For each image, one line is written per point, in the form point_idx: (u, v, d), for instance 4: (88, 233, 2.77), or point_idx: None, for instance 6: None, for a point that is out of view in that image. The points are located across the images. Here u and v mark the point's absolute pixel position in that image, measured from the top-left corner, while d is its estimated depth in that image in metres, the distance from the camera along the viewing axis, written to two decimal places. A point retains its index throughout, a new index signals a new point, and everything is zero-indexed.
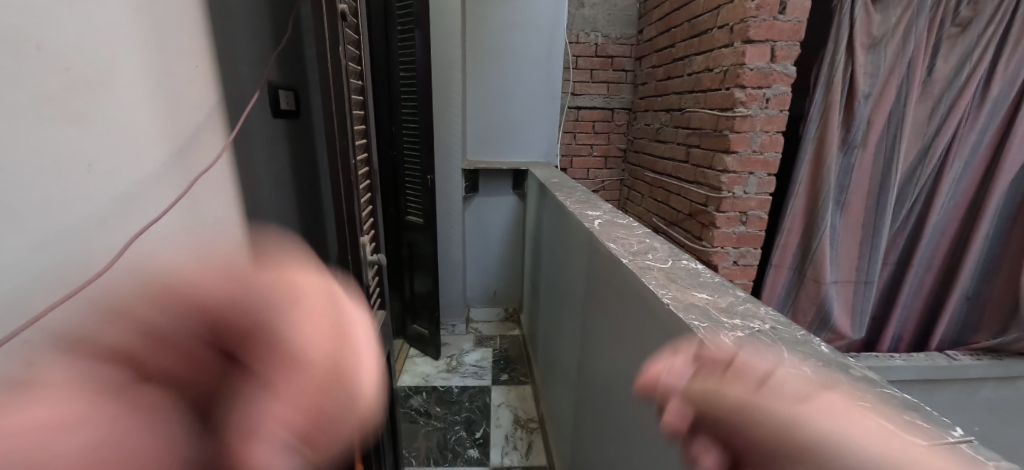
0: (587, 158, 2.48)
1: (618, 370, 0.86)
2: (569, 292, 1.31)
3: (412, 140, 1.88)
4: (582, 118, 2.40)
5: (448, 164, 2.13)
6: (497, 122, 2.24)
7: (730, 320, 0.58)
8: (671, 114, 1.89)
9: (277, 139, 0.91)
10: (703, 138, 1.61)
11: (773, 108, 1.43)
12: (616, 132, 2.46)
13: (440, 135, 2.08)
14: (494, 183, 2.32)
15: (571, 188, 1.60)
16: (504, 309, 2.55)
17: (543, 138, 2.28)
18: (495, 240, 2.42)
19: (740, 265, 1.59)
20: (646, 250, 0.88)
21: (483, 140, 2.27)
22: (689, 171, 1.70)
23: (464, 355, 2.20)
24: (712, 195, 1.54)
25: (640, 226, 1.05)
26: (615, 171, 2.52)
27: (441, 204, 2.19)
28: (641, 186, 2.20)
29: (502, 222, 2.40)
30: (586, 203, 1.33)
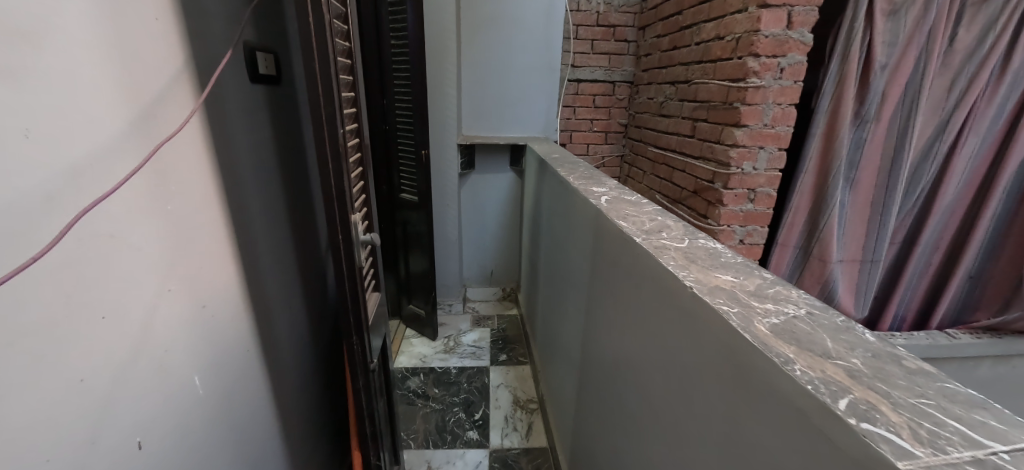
0: (587, 133, 2.39)
1: (626, 352, 0.82)
2: (571, 270, 1.26)
3: (406, 114, 1.79)
4: (582, 91, 2.30)
5: (443, 139, 2.03)
6: (494, 95, 2.14)
7: (761, 305, 0.53)
8: (677, 86, 1.81)
9: (255, 107, 0.82)
10: (711, 111, 1.53)
11: (786, 79, 1.36)
12: (617, 106, 2.37)
13: (434, 109, 1.98)
14: (491, 159, 2.24)
15: (573, 164, 1.53)
16: (501, 289, 2.51)
17: (542, 112, 2.19)
18: (492, 218, 2.36)
19: (746, 244, 1.54)
20: (659, 228, 0.82)
21: (479, 114, 2.17)
22: (695, 146, 1.63)
23: (462, 336, 2.17)
24: (720, 172, 1.48)
25: (650, 204, 0.99)
26: (615, 147, 2.44)
27: (435, 181, 2.11)
28: (643, 162, 2.13)
29: (499, 200, 2.32)
30: (590, 179, 1.27)
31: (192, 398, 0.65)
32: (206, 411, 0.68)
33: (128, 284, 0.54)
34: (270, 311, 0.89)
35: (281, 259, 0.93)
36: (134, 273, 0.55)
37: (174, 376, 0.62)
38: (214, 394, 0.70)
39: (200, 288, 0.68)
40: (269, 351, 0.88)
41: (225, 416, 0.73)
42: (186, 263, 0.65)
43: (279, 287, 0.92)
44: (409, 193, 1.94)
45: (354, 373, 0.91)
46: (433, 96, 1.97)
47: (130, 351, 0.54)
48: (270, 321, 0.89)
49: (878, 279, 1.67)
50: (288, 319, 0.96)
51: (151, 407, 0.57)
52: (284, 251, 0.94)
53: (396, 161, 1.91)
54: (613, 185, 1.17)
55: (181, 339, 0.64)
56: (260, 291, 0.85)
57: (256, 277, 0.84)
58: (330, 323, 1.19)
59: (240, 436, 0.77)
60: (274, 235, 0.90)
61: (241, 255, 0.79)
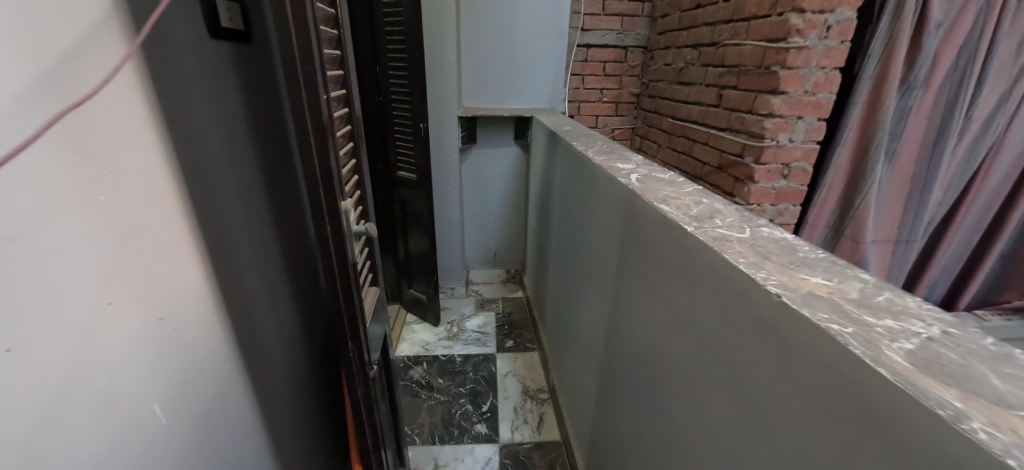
0: (596, 104, 2.20)
1: (670, 357, 0.70)
2: (592, 255, 1.14)
3: (401, 82, 1.61)
4: (592, 58, 2.11)
5: (443, 112, 1.87)
6: (497, 62, 1.97)
7: (878, 321, 0.40)
8: (700, 50, 1.64)
9: (218, 69, 0.67)
10: (742, 76, 1.38)
11: (832, 38, 1.20)
12: (629, 75, 2.19)
13: (431, 77, 1.80)
14: (494, 133, 2.07)
15: (589, 137, 1.38)
16: (505, 271, 2.38)
17: (549, 81, 2.03)
18: (495, 197, 2.21)
19: (777, 224, 1.41)
20: (710, 214, 0.68)
21: (481, 84, 2.00)
22: (721, 117, 1.48)
23: (466, 321, 2.06)
24: (751, 144, 1.34)
25: (688, 183, 0.85)
26: (627, 119, 2.26)
27: (434, 157, 1.95)
28: (659, 136, 1.97)
29: (503, 177, 2.18)
30: (611, 154, 1.13)
31: (151, 434, 0.53)
32: (171, 444, 0.57)
33: (46, 304, 0.41)
34: (250, 314, 0.76)
35: (261, 252, 0.80)
36: (57, 287, 0.42)
37: (124, 411, 0.50)
38: (181, 423, 0.59)
39: (152, 297, 0.55)
40: (251, 359, 0.76)
41: (196, 445, 0.61)
42: (132, 269, 0.52)
43: (260, 285, 0.79)
44: (406, 171, 1.79)
45: (351, 383, 0.79)
46: (430, 63, 1.78)
47: (56, 388, 0.42)
48: (251, 325, 0.76)
49: (912, 259, 1.56)
50: (273, 319, 0.84)
51: (93, 455, 0.45)
52: (265, 242, 0.81)
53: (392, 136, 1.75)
54: (641, 161, 1.04)
55: (133, 362, 0.51)
56: (236, 292, 0.72)
57: (230, 275, 0.71)
58: (324, 319, 1.07)
59: (217, 463, 0.66)
60: (251, 225, 0.76)
61: (209, 250, 0.66)
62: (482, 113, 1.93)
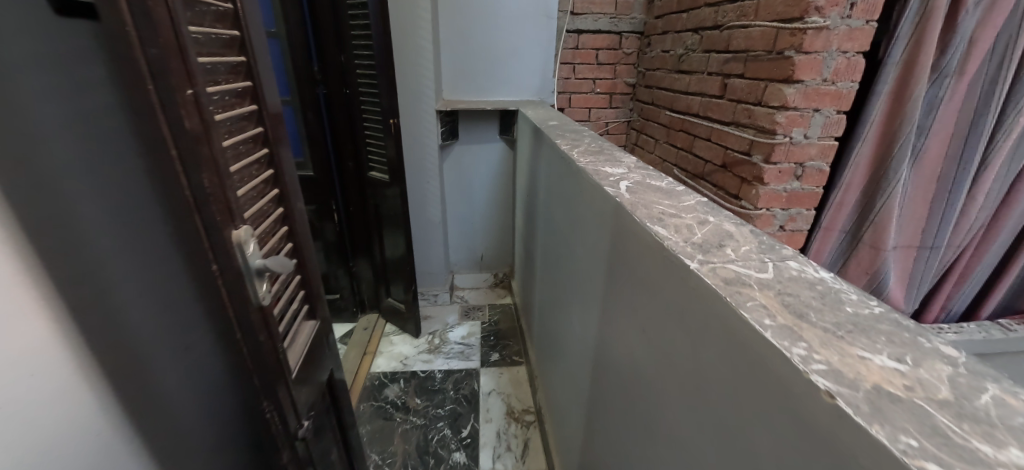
0: (588, 96, 2.02)
1: (665, 421, 0.55)
2: (578, 273, 0.99)
3: (368, 73, 1.44)
4: (584, 45, 1.93)
5: (419, 105, 1.70)
6: (480, 50, 1.80)
7: (996, 453, 0.26)
8: (702, 34, 1.46)
9: (69, 55, 0.51)
10: (750, 63, 1.21)
11: (856, 17, 1.04)
12: (623, 63, 1.99)
13: (405, 67, 1.63)
14: (477, 127, 1.90)
15: (577, 132, 1.22)
16: (493, 275, 2.23)
17: (536, 70, 1.86)
18: (480, 196, 2.05)
19: (787, 230, 1.25)
20: (718, 240, 0.53)
21: (462, 74, 1.83)
22: (726, 109, 1.32)
23: (449, 331, 1.91)
24: (759, 141, 1.17)
25: (690, 195, 0.69)
26: (621, 111, 2.07)
27: (411, 154, 1.79)
28: (656, 130, 1.80)
29: (488, 176, 2.01)
30: (599, 154, 0.97)
31: None
32: None
33: None
34: (144, 364, 0.61)
35: (157, 285, 0.64)
36: None
37: None
38: None
39: None
40: (142, 422, 0.61)
41: None
42: None
43: (157, 327, 0.64)
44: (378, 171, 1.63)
45: (274, 446, 0.64)
46: (403, 51, 1.61)
47: None
48: (141, 379, 0.61)
49: (935, 267, 1.41)
50: (180, 366, 0.68)
51: None
52: (164, 272, 0.65)
53: (362, 132, 1.59)
54: (633, 165, 0.88)
55: None
56: (114, 342, 0.57)
57: (101, 322, 0.55)
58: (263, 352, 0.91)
59: None
60: (137, 253, 0.61)
61: (60, 295, 0.50)
62: (463, 106, 1.76)
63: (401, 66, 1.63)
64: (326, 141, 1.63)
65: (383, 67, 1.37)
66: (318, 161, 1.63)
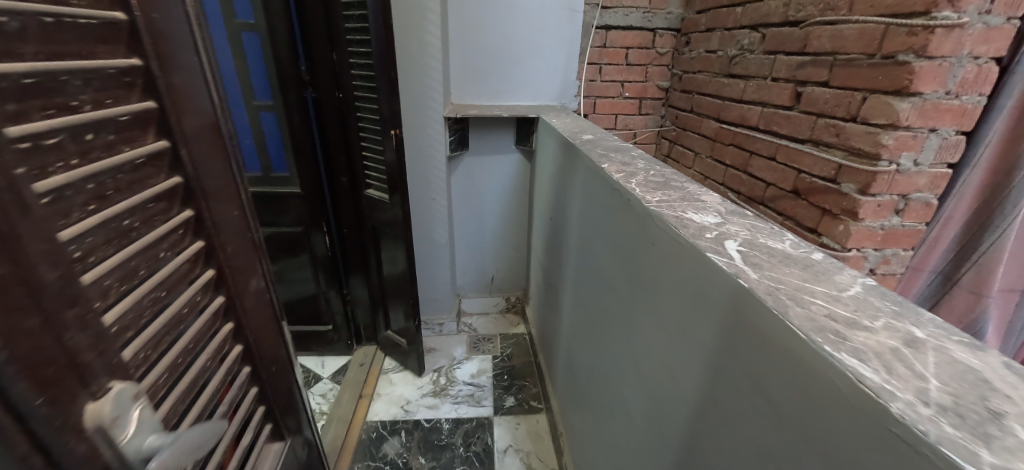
0: (614, 101, 1.76)
1: None
2: (631, 335, 0.75)
3: (365, 74, 1.20)
4: (612, 43, 1.67)
5: (425, 112, 1.45)
6: (494, 48, 1.56)
7: None
8: (764, 32, 1.22)
9: None
10: (838, 68, 0.97)
11: (996, 13, 0.80)
12: (656, 64, 1.74)
13: (408, 67, 1.39)
14: (489, 136, 1.65)
15: (623, 151, 0.98)
16: (504, 300, 1.98)
17: (558, 72, 1.62)
18: (491, 213, 1.81)
19: (878, 275, 1.01)
20: (982, 402, 0.30)
21: (474, 75, 1.59)
22: (800, 123, 1.08)
23: (456, 369, 1.67)
24: (852, 166, 0.94)
25: (847, 274, 0.46)
26: (652, 119, 1.81)
27: (414, 168, 1.54)
28: (696, 142, 1.55)
29: (501, 190, 1.77)
30: (668, 190, 0.73)
31: None
32: None
33: None
34: None
35: None
36: None
37: None
38: None
39: None
40: None
41: None
42: None
43: None
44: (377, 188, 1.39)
45: None
46: (406, 48, 1.36)
47: None
48: None
49: None
50: None
51: None
52: None
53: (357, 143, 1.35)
54: (724, 211, 0.63)
55: None
56: None
57: None
58: None
59: None
60: None
61: None
62: (474, 113, 1.52)
63: (403, 66, 1.38)
64: (315, 153, 1.39)
65: (382, 66, 1.13)
66: (306, 176, 1.39)
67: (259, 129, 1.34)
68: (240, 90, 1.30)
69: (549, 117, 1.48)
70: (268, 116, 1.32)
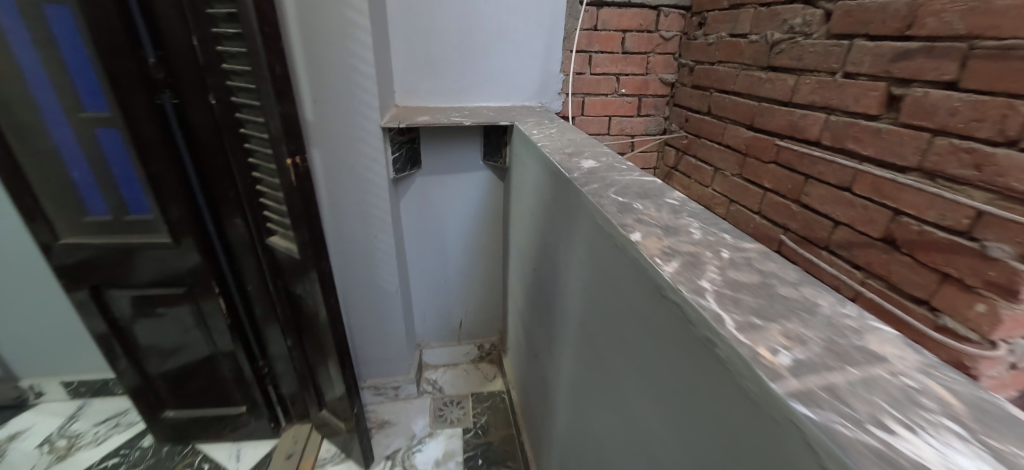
0: (607, 99, 1.38)
1: None
2: None
3: (243, 70, 0.77)
4: (605, 24, 1.28)
5: (354, 121, 1.04)
6: (446, 31, 1.18)
7: None
8: (829, 7, 0.86)
9: None
10: (978, 61, 0.63)
11: None
12: (660, 52, 1.35)
13: (321, 58, 0.96)
14: (447, 149, 1.24)
15: (651, 200, 0.61)
16: (477, 348, 1.60)
17: (537, 62, 1.26)
18: (455, 247, 1.41)
19: (1018, 370, 0.69)
20: None
21: (423, 68, 1.21)
22: (901, 143, 0.74)
23: (415, 453, 1.29)
24: (1010, 218, 0.60)
25: None
26: (653, 121, 1.43)
27: (344, 197, 1.12)
28: (717, 154, 1.20)
29: (466, 218, 1.36)
30: (787, 322, 0.36)
31: None
32: None
33: None
34: None
35: None
36: None
37: None
38: None
39: None
40: None
41: None
42: None
43: None
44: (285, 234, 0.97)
45: None
46: (315, 29, 0.93)
47: None
48: None
49: None
50: None
51: None
52: None
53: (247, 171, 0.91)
54: (970, 419, 0.27)
55: None
56: None
57: None
58: None
59: None
60: None
61: None
62: (424, 122, 1.10)
63: (312, 55, 0.95)
64: (190, 185, 0.95)
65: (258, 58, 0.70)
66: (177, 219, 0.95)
67: (98, 153, 0.90)
68: (60, 95, 0.85)
69: (527, 126, 1.07)
70: (109, 135, 0.88)
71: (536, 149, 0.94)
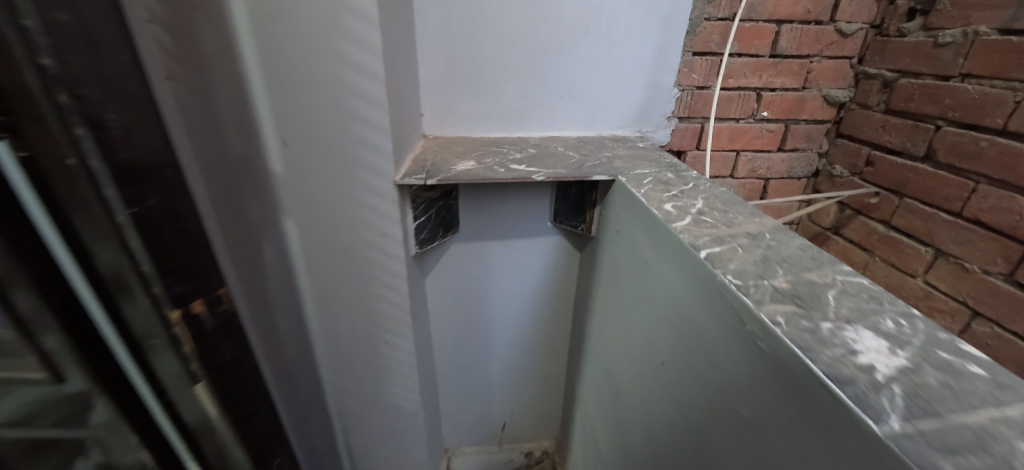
0: (738, 126, 0.90)
1: None
2: None
3: (86, 109, 0.34)
4: (752, 11, 0.81)
5: (351, 176, 0.61)
6: (503, 22, 0.75)
7: None
8: None
9: None
10: None
11: None
12: (831, 54, 0.86)
13: (294, 70, 0.54)
14: (497, 206, 0.80)
15: None
16: (523, 456, 1.18)
17: (641, 68, 0.82)
18: (501, 336, 0.97)
19: None
20: None
21: (468, 81, 0.79)
22: None
23: None
24: None
25: None
26: (803, 158, 0.95)
27: (336, 291, 0.70)
28: (949, 231, 0.73)
29: (518, 299, 0.92)
30: None
31: None
32: None
33: None
34: None
35: None
36: None
37: None
38: None
39: None
40: None
41: None
42: None
43: None
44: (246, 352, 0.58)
45: None
46: (280, 18, 0.51)
47: None
48: None
49: None
50: None
51: None
52: None
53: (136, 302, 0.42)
54: None
55: None
56: None
57: None
58: None
59: None
60: None
61: None
62: (464, 178, 0.65)
63: (276, 64, 0.53)
64: None
65: None
66: (92, 413, 0.44)
67: None
68: None
69: (650, 189, 0.61)
70: None
71: (685, 258, 0.46)
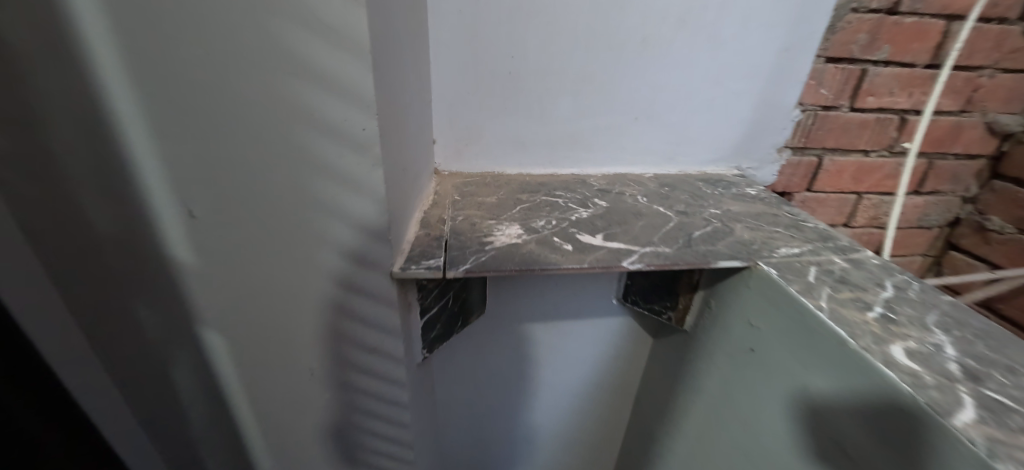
0: (867, 162, 0.65)
1: None
2: None
3: None
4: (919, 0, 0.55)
5: (315, 269, 0.35)
6: (562, 4, 0.49)
7: None
8: None
9: None
10: None
11: None
12: (1011, 66, 0.61)
13: (207, 86, 0.28)
14: (542, 279, 0.54)
15: None
16: None
17: (755, 78, 0.56)
18: (534, 440, 0.71)
19: None
20: None
21: (504, 93, 0.53)
22: None
23: None
24: None
25: None
26: (940, 204, 0.71)
27: (294, 428, 0.44)
28: None
29: (561, 392, 0.67)
30: None
31: None
32: None
33: None
34: None
35: None
36: None
37: None
38: None
39: None
40: None
41: None
42: None
43: None
44: None
45: None
46: None
47: None
48: None
49: None
50: None
51: None
52: None
53: None
54: None
55: None
56: None
57: None
58: None
59: None
60: None
61: None
62: (508, 266, 0.38)
63: (172, 74, 0.28)
64: None
65: None
66: None
67: None
68: None
69: (832, 292, 0.36)
70: None
71: None
